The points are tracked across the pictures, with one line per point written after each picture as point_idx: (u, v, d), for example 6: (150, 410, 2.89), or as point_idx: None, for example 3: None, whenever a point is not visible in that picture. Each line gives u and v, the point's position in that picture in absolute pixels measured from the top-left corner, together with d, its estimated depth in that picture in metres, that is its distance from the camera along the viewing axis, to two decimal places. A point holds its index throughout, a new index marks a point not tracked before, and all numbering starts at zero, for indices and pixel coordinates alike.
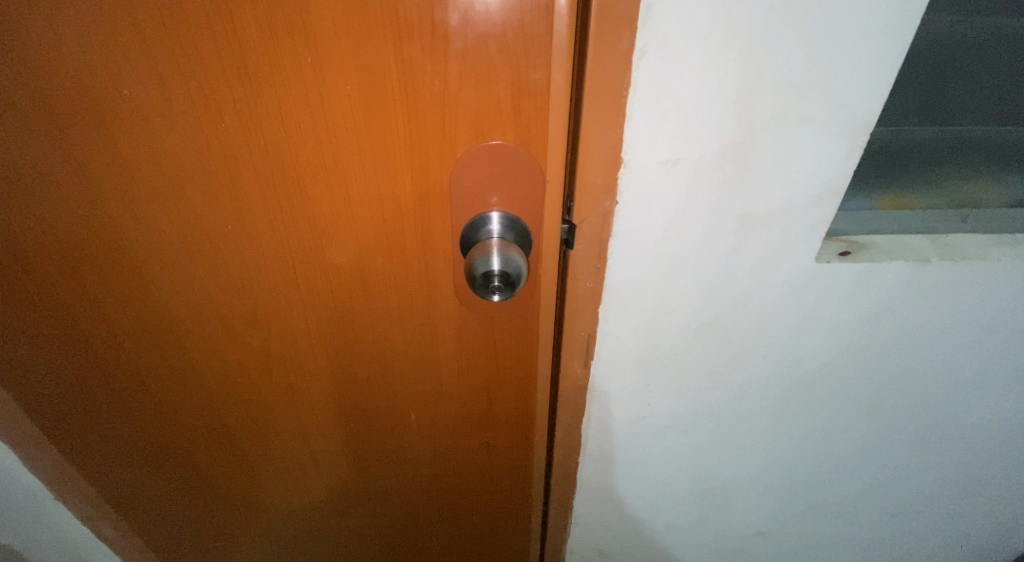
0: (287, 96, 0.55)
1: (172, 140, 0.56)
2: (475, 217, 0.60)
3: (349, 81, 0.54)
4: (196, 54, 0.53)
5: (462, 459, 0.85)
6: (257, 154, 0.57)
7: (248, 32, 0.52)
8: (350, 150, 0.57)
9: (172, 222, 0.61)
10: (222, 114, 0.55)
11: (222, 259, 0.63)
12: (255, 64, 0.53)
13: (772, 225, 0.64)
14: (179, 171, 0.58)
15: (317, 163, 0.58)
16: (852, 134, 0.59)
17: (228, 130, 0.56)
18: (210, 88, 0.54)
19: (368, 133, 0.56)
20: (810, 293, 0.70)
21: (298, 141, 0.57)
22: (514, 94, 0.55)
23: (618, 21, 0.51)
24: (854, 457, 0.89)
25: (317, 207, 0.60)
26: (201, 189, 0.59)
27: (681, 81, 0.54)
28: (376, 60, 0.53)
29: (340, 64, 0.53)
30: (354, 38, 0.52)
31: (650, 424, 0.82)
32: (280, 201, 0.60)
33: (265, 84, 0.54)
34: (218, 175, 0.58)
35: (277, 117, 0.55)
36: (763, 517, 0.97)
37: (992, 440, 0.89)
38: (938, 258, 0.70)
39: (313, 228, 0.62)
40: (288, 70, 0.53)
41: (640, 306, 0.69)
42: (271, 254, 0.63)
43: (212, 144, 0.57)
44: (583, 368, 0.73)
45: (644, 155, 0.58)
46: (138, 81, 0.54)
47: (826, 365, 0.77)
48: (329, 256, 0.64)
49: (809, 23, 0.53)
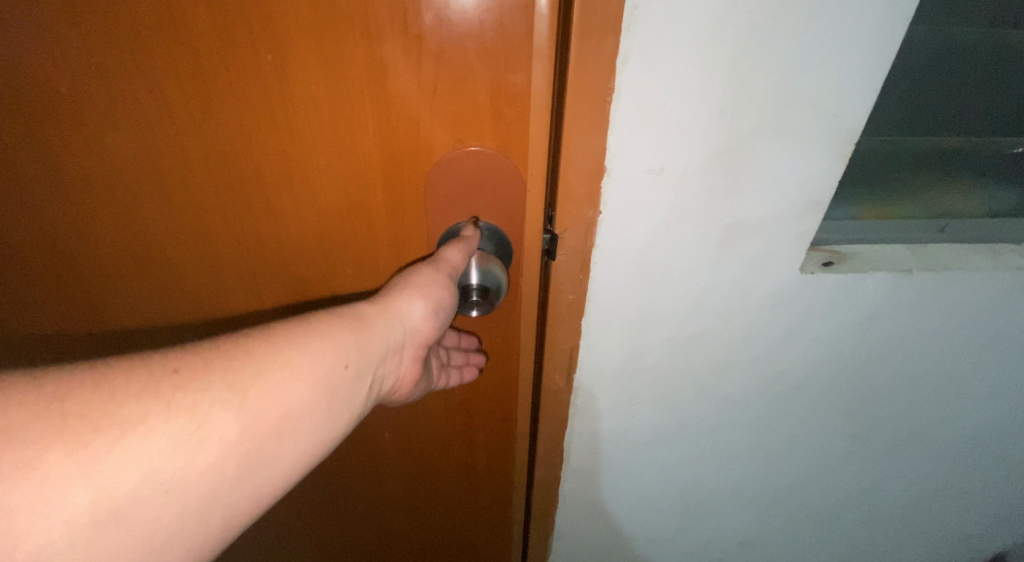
0: (248, 97, 0.52)
1: (120, 140, 0.54)
2: (452, 226, 0.59)
3: (313, 81, 0.51)
4: (145, 53, 0.50)
5: (439, 476, 0.82)
6: (214, 157, 0.55)
7: (204, 27, 0.49)
8: (318, 153, 0.55)
9: (121, 219, 0.59)
10: (175, 115, 0.53)
11: (175, 254, 0.62)
12: (210, 63, 0.50)
13: (759, 235, 0.62)
14: (127, 169, 0.56)
15: (281, 165, 0.56)
16: (840, 142, 0.57)
17: (182, 129, 0.53)
18: (161, 87, 0.51)
19: (336, 137, 0.54)
20: (795, 303, 0.69)
21: (259, 145, 0.54)
22: (493, 99, 0.52)
23: (602, 24, 0.49)
24: (836, 465, 0.87)
25: (281, 214, 0.59)
26: (145, 192, 0.57)
27: (665, 88, 0.52)
28: (344, 59, 0.50)
29: (303, 62, 0.50)
30: (320, 36, 0.49)
31: (632, 437, 0.80)
32: (240, 201, 0.58)
33: (222, 83, 0.51)
34: (168, 175, 0.56)
35: (236, 118, 0.53)
36: (745, 527, 0.95)
37: (972, 445, 0.88)
38: (918, 268, 0.68)
39: (277, 233, 0.60)
40: (248, 69, 0.50)
41: (623, 318, 0.67)
42: (229, 254, 0.62)
43: (163, 144, 0.54)
44: (565, 381, 0.71)
45: (628, 163, 0.56)
46: (79, 78, 0.51)
47: (809, 376, 0.76)
48: (293, 259, 0.62)
49: (800, 27, 0.51)
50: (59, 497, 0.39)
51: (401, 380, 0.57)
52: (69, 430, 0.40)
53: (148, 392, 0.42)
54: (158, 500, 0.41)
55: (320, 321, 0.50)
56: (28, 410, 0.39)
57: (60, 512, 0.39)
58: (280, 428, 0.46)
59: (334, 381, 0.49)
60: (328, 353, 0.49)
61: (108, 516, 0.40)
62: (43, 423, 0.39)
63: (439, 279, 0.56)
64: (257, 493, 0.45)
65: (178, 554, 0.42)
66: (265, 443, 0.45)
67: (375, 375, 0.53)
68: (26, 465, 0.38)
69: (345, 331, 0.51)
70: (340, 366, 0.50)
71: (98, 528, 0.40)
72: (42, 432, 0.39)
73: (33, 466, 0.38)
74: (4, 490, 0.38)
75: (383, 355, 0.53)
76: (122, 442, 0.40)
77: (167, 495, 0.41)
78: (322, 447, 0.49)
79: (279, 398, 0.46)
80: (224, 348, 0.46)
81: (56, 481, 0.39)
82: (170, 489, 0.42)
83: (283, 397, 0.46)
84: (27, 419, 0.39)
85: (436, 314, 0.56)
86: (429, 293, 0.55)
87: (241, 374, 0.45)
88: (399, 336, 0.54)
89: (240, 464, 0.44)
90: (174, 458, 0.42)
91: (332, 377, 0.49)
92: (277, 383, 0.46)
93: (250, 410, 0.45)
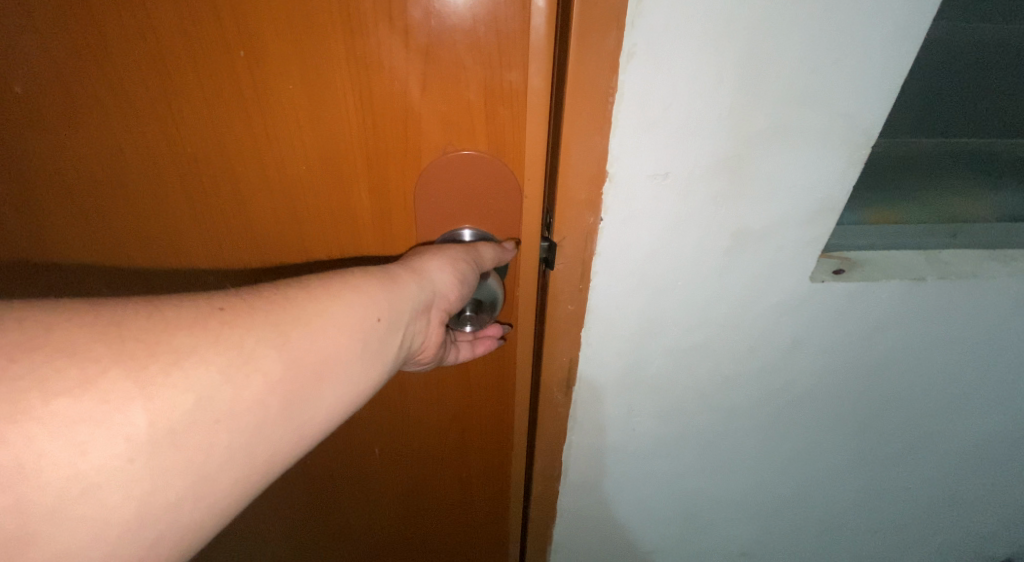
0: (218, 97, 0.50)
1: (80, 136, 0.52)
2: (445, 234, 0.57)
3: (291, 79, 0.49)
4: (104, 46, 0.47)
5: (431, 488, 0.79)
6: (184, 154, 0.53)
7: (166, 17, 0.46)
8: (295, 153, 0.52)
9: (88, 217, 0.57)
10: (138, 110, 0.50)
11: (146, 253, 0.60)
12: (175, 62, 0.48)
13: (768, 242, 0.59)
14: (91, 165, 0.53)
15: (256, 164, 0.53)
16: (854, 145, 0.54)
17: (148, 126, 0.51)
18: (122, 82, 0.49)
19: (314, 136, 0.51)
20: (803, 311, 0.66)
21: (233, 144, 0.52)
22: (486, 98, 0.50)
23: (605, 18, 0.46)
24: (841, 475, 0.84)
25: (258, 215, 0.56)
26: (111, 194, 0.55)
27: (671, 88, 0.49)
28: (324, 55, 0.47)
29: (279, 58, 0.48)
30: (297, 30, 0.46)
31: (633, 449, 0.77)
32: (215, 199, 0.55)
33: (188, 77, 0.49)
34: (136, 172, 0.54)
35: (206, 119, 0.51)
36: (747, 538, 0.92)
37: (982, 455, 0.85)
38: (933, 276, 0.65)
39: (255, 234, 0.58)
40: (217, 68, 0.48)
41: (624, 329, 0.64)
42: (204, 252, 0.59)
43: (127, 140, 0.52)
44: (563, 393, 0.69)
45: (631, 168, 0.53)
46: (34, 71, 0.48)
47: (816, 386, 0.73)
48: (272, 261, 0.60)
49: (815, 21, 0.48)
50: (121, 415, 0.38)
51: (429, 344, 0.55)
52: (128, 351, 0.39)
53: (199, 322, 0.41)
54: (209, 428, 0.40)
55: (353, 276, 0.49)
56: (89, 328, 0.39)
57: (123, 429, 0.38)
58: (320, 373, 0.45)
59: (370, 334, 0.47)
60: (365, 303, 0.48)
61: (165, 440, 0.39)
62: (104, 342, 0.39)
63: (463, 254, 0.54)
64: (298, 435, 0.44)
65: (225, 484, 0.41)
66: (303, 388, 0.44)
67: (409, 332, 0.51)
68: (90, 382, 0.38)
69: (380, 284, 0.49)
70: (374, 318, 0.48)
71: (157, 448, 0.39)
72: (102, 351, 0.38)
73: (94, 382, 0.38)
74: (69, 405, 0.37)
75: (416, 313, 0.51)
76: (179, 368, 0.40)
77: (216, 425, 0.40)
78: (359, 398, 0.48)
79: (318, 346, 0.45)
80: (260, 295, 0.45)
81: (120, 399, 0.38)
82: (218, 419, 0.40)
83: (323, 345, 0.45)
84: (88, 340, 0.38)
85: (463, 280, 0.54)
86: (452, 261, 0.53)
87: (283, 319, 0.44)
88: (432, 297, 0.52)
89: (279, 407, 0.43)
90: (222, 390, 0.41)
91: (368, 330, 0.47)
92: (317, 331, 0.45)
93: (291, 351, 0.43)
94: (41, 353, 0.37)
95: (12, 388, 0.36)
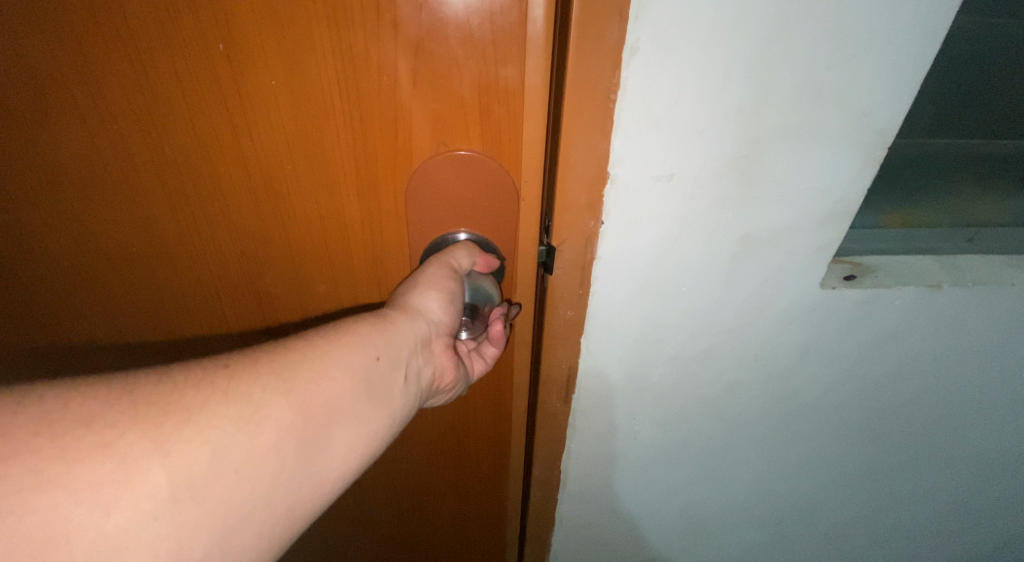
0: (198, 97, 0.48)
1: (50, 137, 0.49)
2: (438, 238, 0.55)
3: (274, 76, 0.47)
4: (77, 41, 0.45)
5: (427, 497, 0.77)
6: (160, 156, 0.50)
7: (141, 11, 0.44)
8: (280, 154, 0.50)
9: (57, 225, 0.54)
10: (112, 108, 0.48)
11: (119, 264, 0.56)
12: (153, 58, 0.46)
13: (776, 247, 0.57)
14: (61, 170, 0.51)
15: (238, 166, 0.51)
16: (867, 145, 0.52)
17: (123, 126, 0.49)
18: (95, 79, 0.47)
19: (299, 135, 0.49)
20: (810, 318, 0.63)
21: (213, 145, 0.50)
22: (480, 95, 0.48)
23: (605, 11, 0.44)
24: (848, 484, 0.82)
25: (239, 221, 0.54)
26: (87, 201, 0.53)
27: (676, 85, 0.47)
28: (308, 50, 0.46)
29: (262, 54, 0.46)
30: (280, 21, 0.45)
31: (635, 458, 0.75)
32: (193, 205, 0.53)
33: (165, 73, 0.47)
34: (108, 176, 0.51)
35: (186, 120, 0.49)
36: (752, 548, 0.89)
37: (996, 464, 0.82)
38: (948, 283, 0.63)
39: (237, 242, 0.55)
40: (197, 65, 0.46)
41: (626, 335, 0.62)
42: (182, 264, 0.56)
43: (99, 141, 0.49)
44: (563, 402, 0.67)
45: (634, 170, 0.51)
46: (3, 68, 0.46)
47: (825, 395, 0.71)
48: (256, 270, 0.57)
49: (826, 14, 0.46)
50: (137, 474, 0.37)
51: (445, 371, 0.54)
52: (141, 417, 0.38)
53: (205, 380, 0.41)
54: (230, 480, 0.40)
55: (345, 324, 0.48)
56: (102, 401, 0.38)
57: (142, 487, 0.37)
58: (330, 414, 0.44)
59: (373, 374, 0.47)
60: (361, 344, 0.47)
61: (187, 494, 0.38)
62: (117, 410, 0.38)
63: (452, 279, 0.53)
64: (314, 474, 0.43)
65: (250, 536, 0.40)
66: (318, 430, 0.43)
67: (411, 367, 0.50)
68: (108, 445, 0.37)
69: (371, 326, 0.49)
70: (372, 356, 0.47)
71: (179, 505, 0.38)
72: (118, 418, 0.38)
73: (112, 448, 0.37)
74: (93, 460, 0.36)
75: (413, 346, 0.51)
76: (192, 424, 0.39)
77: (236, 478, 0.40)
78: (376, 435, 0.47)
79: (323, 389, 0.44)
80: None
81: (136, 459, 0.37)
82: (240, 473, 0.40)
83: (328, 388, 0.44)
84: (101, 408, 0.38)
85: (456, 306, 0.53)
86: (442, 287, 0.53)
87: (286, 365, 0.44)
88: (427, 328, 0.52)
89: (298, 450, 0.42)
90: (236, 443, 0.40)
91: (371, 369, 0.47)
92: (318, 374, 0.44)
93: (299, 396, 0.43)
94: (68, 408, 0.37)
95: (36, 452, 0.36)
